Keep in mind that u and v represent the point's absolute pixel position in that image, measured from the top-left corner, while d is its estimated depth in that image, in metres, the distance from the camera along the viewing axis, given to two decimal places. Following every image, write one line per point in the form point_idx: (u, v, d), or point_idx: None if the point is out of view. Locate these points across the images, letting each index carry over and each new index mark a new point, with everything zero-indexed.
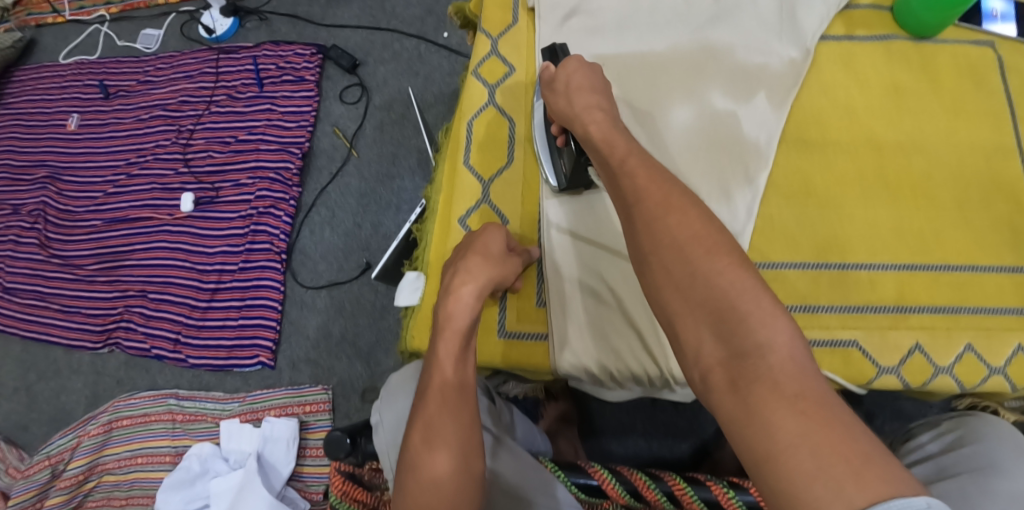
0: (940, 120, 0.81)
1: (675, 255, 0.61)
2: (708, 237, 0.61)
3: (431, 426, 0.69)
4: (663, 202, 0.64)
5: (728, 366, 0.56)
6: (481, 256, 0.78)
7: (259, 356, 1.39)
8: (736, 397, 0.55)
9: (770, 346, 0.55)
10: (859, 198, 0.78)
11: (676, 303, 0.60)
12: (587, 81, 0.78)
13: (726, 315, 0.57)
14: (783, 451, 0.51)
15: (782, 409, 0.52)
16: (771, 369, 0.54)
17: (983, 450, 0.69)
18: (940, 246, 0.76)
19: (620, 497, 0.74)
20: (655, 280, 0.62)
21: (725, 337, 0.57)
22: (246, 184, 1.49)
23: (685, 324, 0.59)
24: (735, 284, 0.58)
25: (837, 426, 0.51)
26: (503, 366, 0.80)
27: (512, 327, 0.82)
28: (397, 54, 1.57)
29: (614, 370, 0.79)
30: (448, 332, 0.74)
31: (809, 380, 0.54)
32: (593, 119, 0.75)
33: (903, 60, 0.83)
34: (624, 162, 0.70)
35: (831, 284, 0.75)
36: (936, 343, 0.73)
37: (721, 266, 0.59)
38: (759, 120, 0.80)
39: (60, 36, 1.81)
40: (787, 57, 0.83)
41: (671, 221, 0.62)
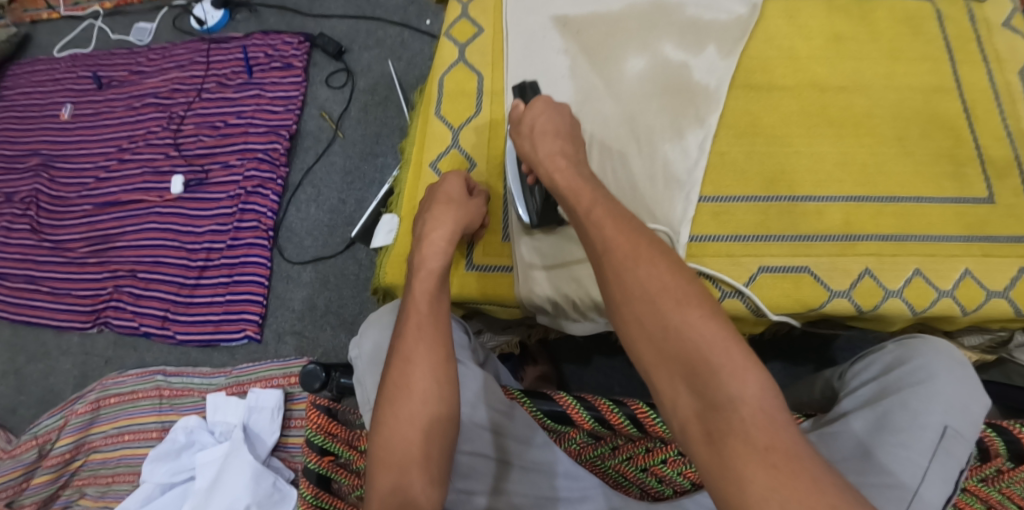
0: (880, 66, 0.86)
1: (647, 309, 0.62)
2: (679, 288, 0.61)
3: (407, 359, 0.70)
4: (632, 252, 0.65)
5: (703, 417, 0.57)
6: (446, 204, 0.82)
7: (245, 330, 1.42)
8: (711, 448, 0.56)
9: (742, 398, 0.56)
10: (805, 135, 0.83)
11: (649, 354, 0.61)
12: (549, 126, 0.80)
13: (698, 368, 0.58)
14: (757, 506, 0.52)
15: (755, 462, 0.54)
16: (744, 422, 0.55)
17: (921, 366, 0.72)
18: (884, 178, 0.81)
19: (585, 422, 0.77)
20: (629, 331, 0.63)
21: (698, 390, 0.57)
22: (235, 165, 1.53)
23: (660, 377, 0.60)
24: (706, 335, 0.58)
25: (808, 482, 0.52)
26: (477, 299, 0.85)
27: (480, 260, 0.87)
28: (381, 41, 1.63)
29: (576, 297, 0.82)
30: (423, 273, 0.76)
31: (780, 430, 0.55)
32: (556, 166, 0.76)
33: (843, 13, 0.89)
34: (589, 213, 0.70)
35: (781, 214, 0.80)
36: (884, 267, 0.78)
37: (692, 318, 0.59)
38: (708, 68, 0.86)
39: (55, 31, 1.87)
40: (735, 13, 0.89)
41: (642, 272, 0.63)
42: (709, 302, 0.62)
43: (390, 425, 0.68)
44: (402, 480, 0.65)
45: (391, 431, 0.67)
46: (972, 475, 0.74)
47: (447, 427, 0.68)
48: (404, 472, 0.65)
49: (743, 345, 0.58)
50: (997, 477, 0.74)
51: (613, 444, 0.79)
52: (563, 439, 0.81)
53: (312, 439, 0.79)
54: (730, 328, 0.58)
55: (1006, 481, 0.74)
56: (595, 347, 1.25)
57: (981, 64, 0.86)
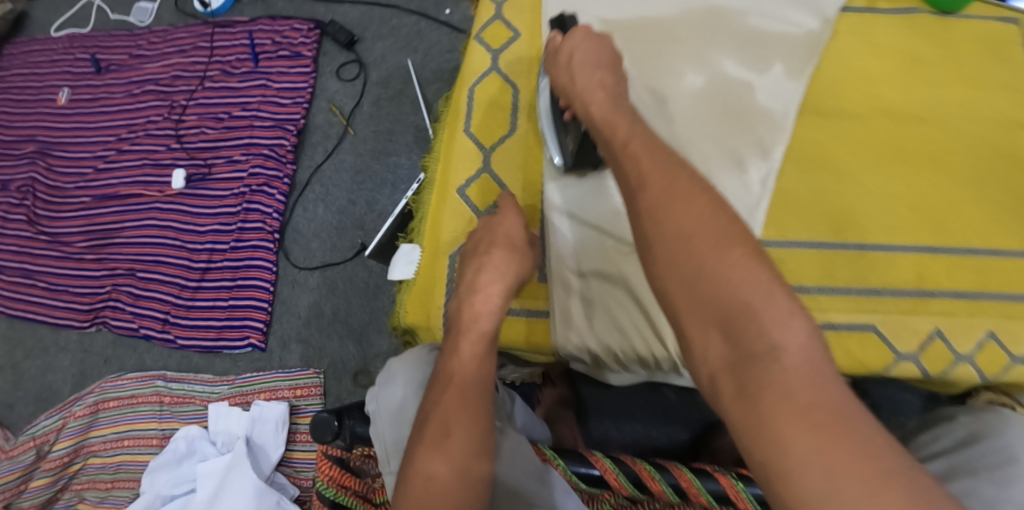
0: (959, 94, 0.81)
1: (681, 249, 0.56)
2: (718, 228, 0.56)
3: (445, 422, 0.63)
4: (667, 189, 0.59)
5: (735, 369, 0.53)
6: (507, 249, 0.75)
7: (249, 337, 1.35)
8: (745, 403, 0.51)
9: (784, 348, 0.51)
10: (875, 172, 0.78)
11: (681, 299, 0.56)
12: (590, 57, 0.76)
13: (736, 315, 0.53)
14: (794, 469, 0.48)
15: (795, 421, 0.49)
16: (784, 374, 0.51)
17: (1004, 445, 0.66)
18: (962, 226, 0.76)
19: (623, 488, 0.71)
20: (659, 275, 0.58)
21: (733, 339, 0.53)
22: (240, 161, 1.45)
23: (690, 324, 0.55)
24: (747, 280, 0.54)
25: (853, 442, 0.48)
26: (524, 349, 0.80)
27: (525, 305, 0.82)
28: (396, 30, 1.53)
29: (619, 350, 0.77)
30: (473, 333, 0.69)
31: (824, 387, 0.50)
32: (594, 99, 0.72)
33: (923, 32, 0.84)
34: (626, 148, 0.65)
35: (848, 263, 0.74)
36: (957, 328, 0.73)
37: (732, 260, 0.54)
38: (774, 89, 0.80)
39: (52, 9, 1.77)
40: (805, 26, 0.83)
41: (676, 210, 0.58)
42: (750, 246, 0.57)
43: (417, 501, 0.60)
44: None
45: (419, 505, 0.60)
46: None
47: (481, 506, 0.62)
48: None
49: (786, 291, 0.54)
50: None
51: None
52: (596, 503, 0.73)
53: (324, 492, 0.75)
54: (773, 273, 0.53)
55: None
56: None
57: None
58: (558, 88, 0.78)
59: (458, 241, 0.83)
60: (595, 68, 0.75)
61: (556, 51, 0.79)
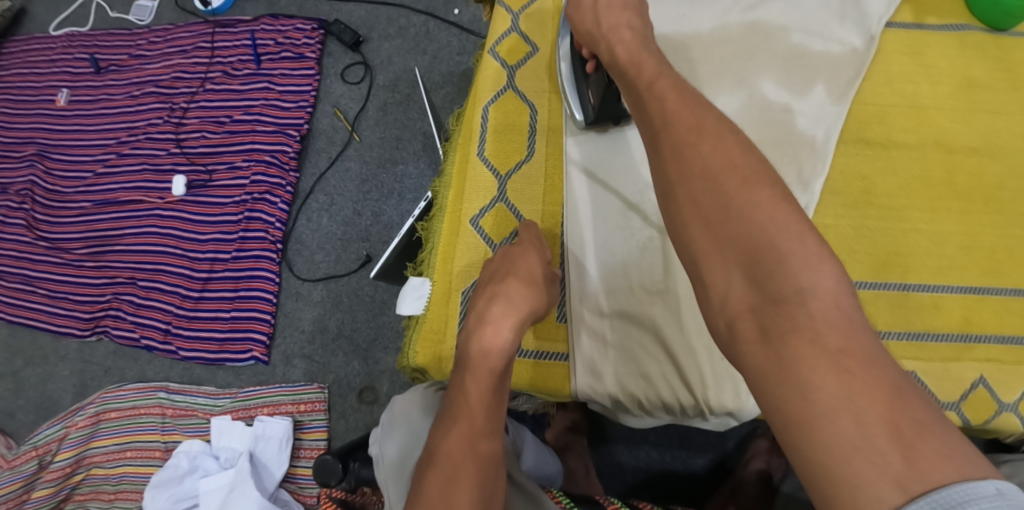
0: (1015, 123, 0.76)
1: (707, 188, 0.56)
2: (747, 168, 0.55)
3: (450, 471, 0.58)
4: (696, 130, 0.59)
5: (759, 313, 0.51)
6: (523, 281, 0.69)
7: (252, 351, 1.32)
8: (768, 348, 0.50)
9: (812, 292, 0.50)
10: (924, 209, 0.73)
11: (705, 242, 0.55)
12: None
13: (763, 258, 0.52)
14: (820, 415, 0.45)
15: (823, 366, 0.47)
16: (812, 320, 0.49)
17: None
18: (1014, 267, 0.71)
19: None
20: (683, 218, 0.57)
21: (758, 281, 0.52)
22: (241, 167, 1.41)
23: (712, 264, 0.54)
24: (775, 223, 0.52)
25: (883, 388, 0.45)
26: (528, 390, 0.76)
27: (536, 345, 0.78)
28: (404, 30, 1.48)
29: (643, 398, 0.73)
30: (481, 369, 0.63)
31: (855, 335, 0.48)
32: (619, 39, 0.71)
33: (977, 53, 0.78)
34: (653, 86, 0.65)
35: (890, 306, 0.70)
36: (1002, 377, 0.68)
37: (761, 202, 0.54)
38: (816, 114, 0.74)
39: (51, 6, 1.71)
40: (849, 44, 0.77)
41: (704, 151, 0.57)
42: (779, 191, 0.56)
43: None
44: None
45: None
46: None
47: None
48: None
49: (816, 236, 0.52)
50: None
51: None
52: None
53: None
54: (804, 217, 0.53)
55: None
56: None
57: None
58: (579, 31, 0.76)
59: (471, 276, 0.79)
60: (622, 9, 0.73)
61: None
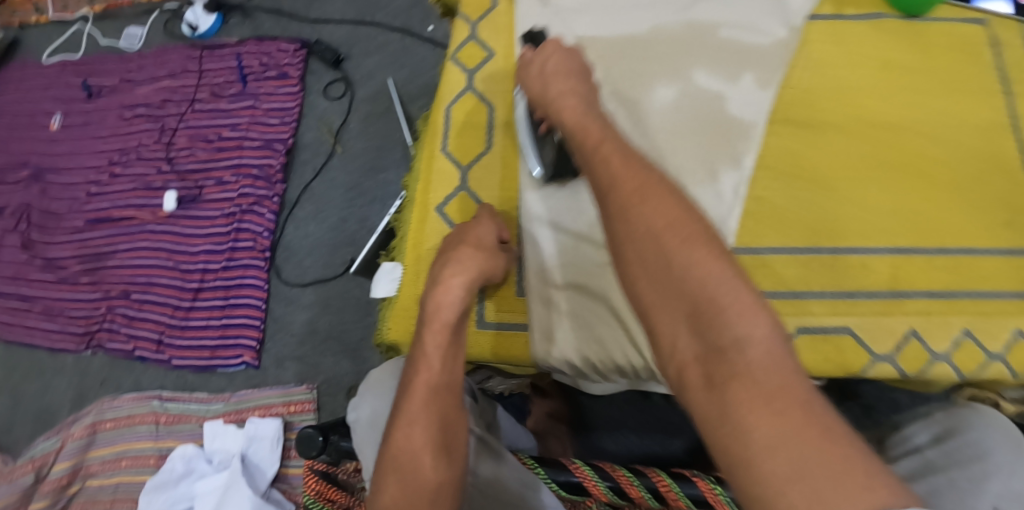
0: (935, 101, 0.82)
1: (650, 245, 0.58)
2: (685, 225, 0.58)
3: (411, 422, 0.63)
4: (637, 189, 0.61)
5: (703, 361, 0.53)
6: (474, 248, 0.76)
7: (243, 356, 1.37)
8: (711, 393, 0.51)
9: (748, 338, 0.52)
10: (852, 179, 0.79)
11: (650, 295, 0.57)
12: (561, 66, 0.77)
13: (703, 309, 0.54)
14: (757, 453, 0.47)
15: (758, 407, 0.49)
16: (749, 367, 0.51)
17: (974, 439, 0.65)
18: (940, 230, 0.77)
19: (603, 495, 0.71)
20: (630, 271, 0.59)
21: (700, 332, 0.54)
22: (230, 182, 1.47)
23: (659, 318, 0.56)
24: (712, 276, 0.55)
25: (816, 427, 0.47)
26: (490, 358, 0.82)
27: (496, 317, 0.84)
28: (382, 46, 1.56)
29: (597, 360, 0.79)
30: (436, 325, 0.68)
31: (789, 376, 0.50)
32: (567, 105, 0.73)
33: (895, 38, 0.85)
34: (597, 149, 0.67)
35: (821, 267, 0.77)
36: (932, 328, 0.74)
37: (699, 256, 0.56)
38: (746, 99, 0.82)
39: (43, 36, 1.78)
40: (775, 36, 0.85)
41: (646, 208, 0.59)
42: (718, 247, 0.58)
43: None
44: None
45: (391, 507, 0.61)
46: None
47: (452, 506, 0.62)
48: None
49: (750, 287, 0.55)
50: None
51: None
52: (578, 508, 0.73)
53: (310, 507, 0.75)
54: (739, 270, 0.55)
55: None
56: None
57: None
58: (531, 97, 0.79)
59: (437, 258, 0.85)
60: (568, 75, 0.76)
61: (527, 64, 0.80)
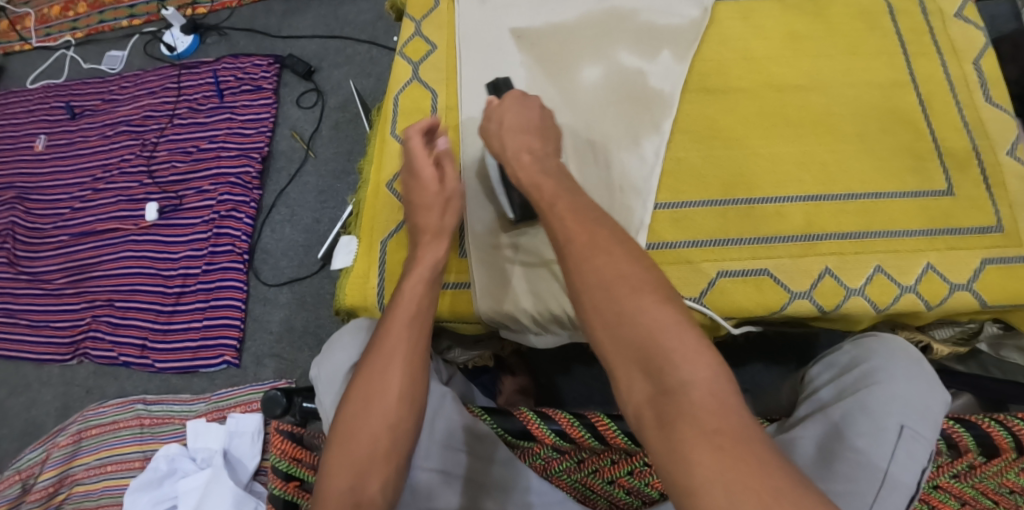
0: (837, 62, 0.94)
1: (600, 292, 0.59)
2: (635, 274, 0.59)
3: (388, 356, 0.70)
4: (590, 241, 0.62)
5: (654, 403, 0.54)
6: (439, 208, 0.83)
7: (223, 355, 1.41)
8: (662, 433, 0.53)
9: (693, 381, 0.53)
10: (763, 137, 0.91)
11: (604, 341, 0.58)
12: (518, 121, 0.81)
13: (652, 355, 0.55)
14: (702, 488, 0.49)
15: (702, 447, 0.50)
16: (696, 407, 0.52)
17: (879, 365, 0.70)
18: (844, 177, 0.88)
19: (546, 437, 0.75)
20: (584, 318, 0.60)
21: (650, 375, 0.55)
22: (209, 190, 1.53)
23: (613, 363, 0.57)
24: (660, 323, 0.56)
25: (755, 466, 0.49)
26: (448, 318, 0.88)
27: (456, 278, 0.90)
28: (351, 58, 1.64)
29: (536, 312, 0.86)
30: (414, 277, 0.78)
31: (732, 415, 0.52)
32: (520, 163, 0.76)
33: (797, 12, 0.98)
34: (551, 205, 0.69)
35: (739, 216, 0.87)
36: (844, 266, 0.84)
37: (646, 302, 0.57)
38: (663, 73, 0.93)
39: (28, 63, 1.85)
40: (688, 17, 0.97)
41: (597, 260, 0.61)
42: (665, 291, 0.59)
43: (358, 427, 0.66)
44: (359, 481, 0.64)
45: (359, 425, 0.67)
46: (943, 471, 0.72)
47: (410, 438, 0.69)
48: (365, 472, 0.65)
49: (698, 330, 0.56)
50: (970, 473, 0.71)
51: (578, 457, 0.76)
52: (526, 455, 0.77)
53: (277, 466, 0.77)
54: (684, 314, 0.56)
55: (978, 476, 0.71)
56: (575, 355, 1.21)
57: (935, 55, 0.95)
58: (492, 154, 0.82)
59: (388, 229, 0.92)
60: (523, 132, 0.79)
61: (489, 116, 0.83)
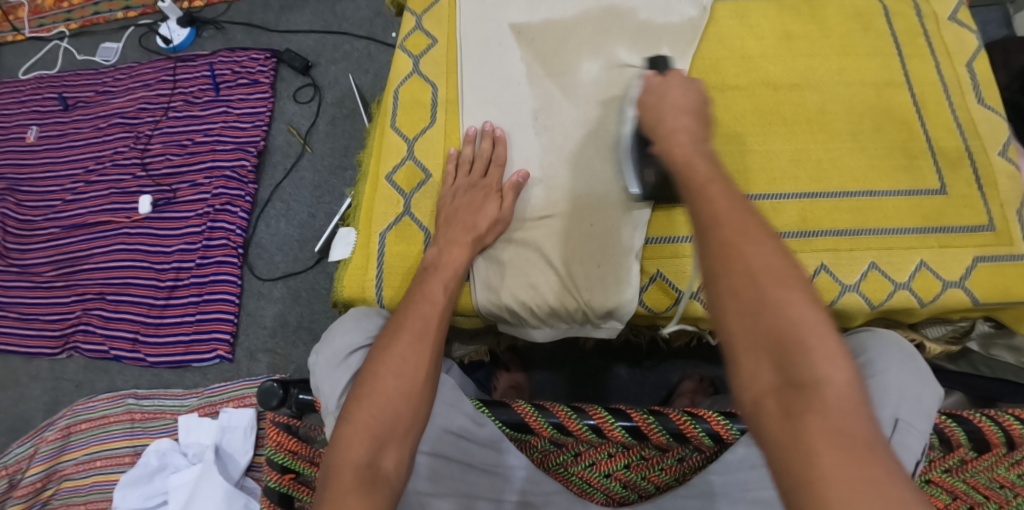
0: (831, 62, 0.95)
1: (745, 281, 0.60)
2: (782, 269, 0.60)
3: (420, 344, 0.74)
4: (740, 231, 0.62)
5: (781, 394, 0.55)
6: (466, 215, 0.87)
7: (216, 350, 1.40)
8: (785, 422, 0.54)
9: (828, 380, 0.54)
10: (758, 134, 0.92)
11: (738, 328, 0.59)
12: (679, 101, 0.79)
13: (790, 348, 0.56)
14: (821, 480, 0.50)
15: (826, 442, 0.51)
16: (826, 405, 0.53)
17: (873, 358, 0.71)
18: (839, 174, 0.89)
19: (544, 430, 0.73)
20: (720, 301, 0.61)
21: (783, 367, 0.56)
22: (203, 184, 1.53)
23: (744, 349, 0.58)
24: (805, 319, 0.57)
25: (879, 470, 0.49)
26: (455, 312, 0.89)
27: None
28: (348, 54, 1.65)
29: (535, 305, 0.87)
30: (443, 272, 0.82)
31: (862, 420, 0.52)
32: (678, 141, 0.75)
33: (792, 11, 0.99)
34: (703, 190, 0.68)
35: None
36: (839, 263, 0.86)
37: (793, 298, 0.58)
38: None
39: (20, 53, 1.83)
40: (687, 15, 0.97)
41: (747, 250, 0.61)
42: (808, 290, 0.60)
43: (376, 402, 0.69)
44: (376, 455, 0.66)
45: (377, 401, 0.69)
46: (934, 466, 0.72)
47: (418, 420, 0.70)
48: (382, 445, 0.67)
49: (839, 335, 0.57)
50: (960, 467, 0.72)
51: (576, 451, 0.75)
52: (524, 448, 0.77)
53: (273, 459, 0.76)
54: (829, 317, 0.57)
55: (970, 471, 0.72)
56: (571, 351, 1.21)
57: (929, 57, 0.96)
58: (643, 124, 0.81)
59: (385, 222, 0.92)
60: (682, 113, 0.78)
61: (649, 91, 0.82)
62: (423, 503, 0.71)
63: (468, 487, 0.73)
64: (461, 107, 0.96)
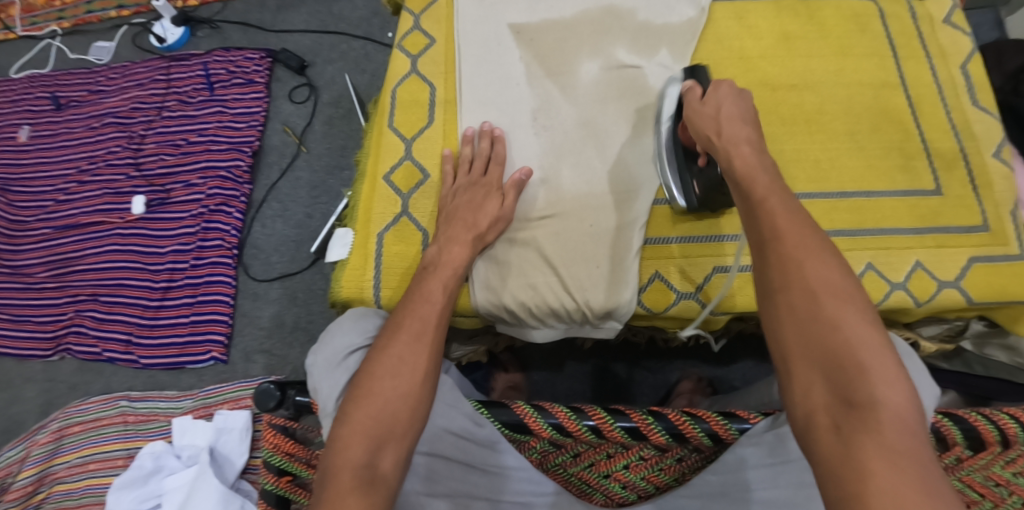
0: (828, 63, 0.96)
1: (805, 295, 0.60)
2: (843, 288, 0.60)
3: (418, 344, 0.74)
4: (802, 246, 0.63)
5: (835, 410, 0.56)
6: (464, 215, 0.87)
7: (211, 351, 1.39)
8: (837, 439, 0.54)
9: (885, 400, 0.54)
10: None
11: (792, 342, 0.59)
12: (735, 111, 0.78)
13: (845, 366, 0.56)
14: (872, 496, 0.50)
15: (880, 460, 0.51)
16: (881, 424, 0.53)
17: None
18: (837, 174, 0.90)
19: (543, 431, 0.72)
20: (777, 315, 0.61)
21: (838, 384, 0.56)
22: (198, 184, 1.52)
23: (799, 364, 0.59)
24: (865, 339, 0.57)
25: (932, 491, 0.49)
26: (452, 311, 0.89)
27: None
28: (344, 54, 1.64)
29: (534, 305, 0.87)
30: (441, 271, 0.82)
31: (917, 443, 0.53)
32: (739, 151, 0.74)
33: (790, 12, 0.99)
34: (763, 201, 0.67)
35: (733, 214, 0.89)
36: None
37: (853, 317, 0.59)
38: (660, 72, 0.95)
39: (11, 52, 1.81)
40: (686, 16, 0.97)
41: (810, 265, 0.62)
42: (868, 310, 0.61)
43: (374, 403, 0.68)
44: (374, 455, 0.66)
45: (375, 402, 0.69)
46: None
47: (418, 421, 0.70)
48: (380, 446, 0.67)
49: (897, 357, 0.57)
50: (956, 466, 0.72)
51: (574, 451, 0.76)
52: (523, 449, 0.77)
53: (269, 461, 0.76)
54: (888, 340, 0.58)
55: (966, 469, 0.72)
56: (569, 351, 1.22)
57: (925, 59, 0.97)
58: (699, 133, 0.81)
59: (384, 222, 0.92)
60: (744, 123, 0.77)
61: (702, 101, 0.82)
62: (422, 503, 0.71)
63: (468, 488, 0.73)
64: (461, 108, 0.96)
